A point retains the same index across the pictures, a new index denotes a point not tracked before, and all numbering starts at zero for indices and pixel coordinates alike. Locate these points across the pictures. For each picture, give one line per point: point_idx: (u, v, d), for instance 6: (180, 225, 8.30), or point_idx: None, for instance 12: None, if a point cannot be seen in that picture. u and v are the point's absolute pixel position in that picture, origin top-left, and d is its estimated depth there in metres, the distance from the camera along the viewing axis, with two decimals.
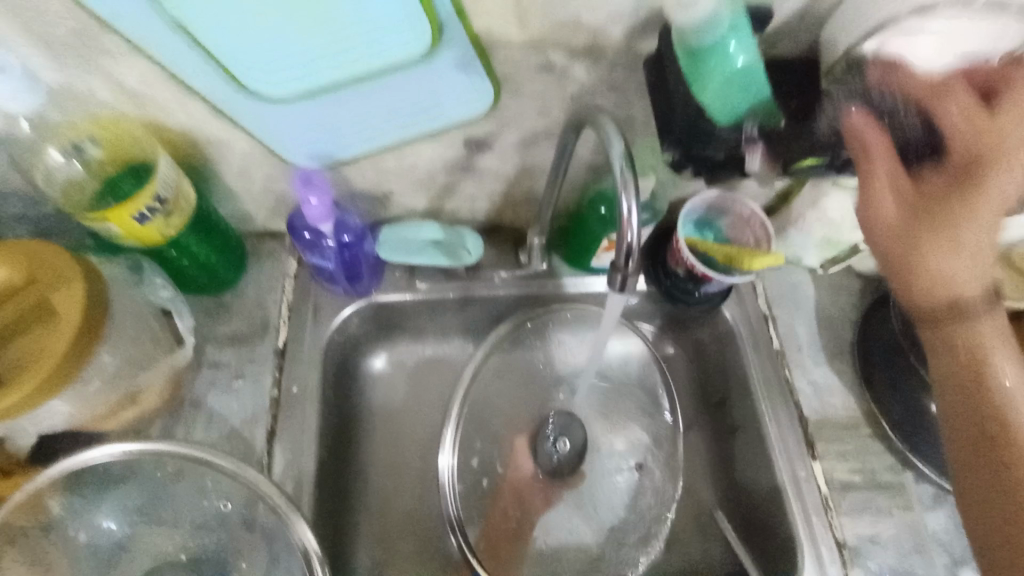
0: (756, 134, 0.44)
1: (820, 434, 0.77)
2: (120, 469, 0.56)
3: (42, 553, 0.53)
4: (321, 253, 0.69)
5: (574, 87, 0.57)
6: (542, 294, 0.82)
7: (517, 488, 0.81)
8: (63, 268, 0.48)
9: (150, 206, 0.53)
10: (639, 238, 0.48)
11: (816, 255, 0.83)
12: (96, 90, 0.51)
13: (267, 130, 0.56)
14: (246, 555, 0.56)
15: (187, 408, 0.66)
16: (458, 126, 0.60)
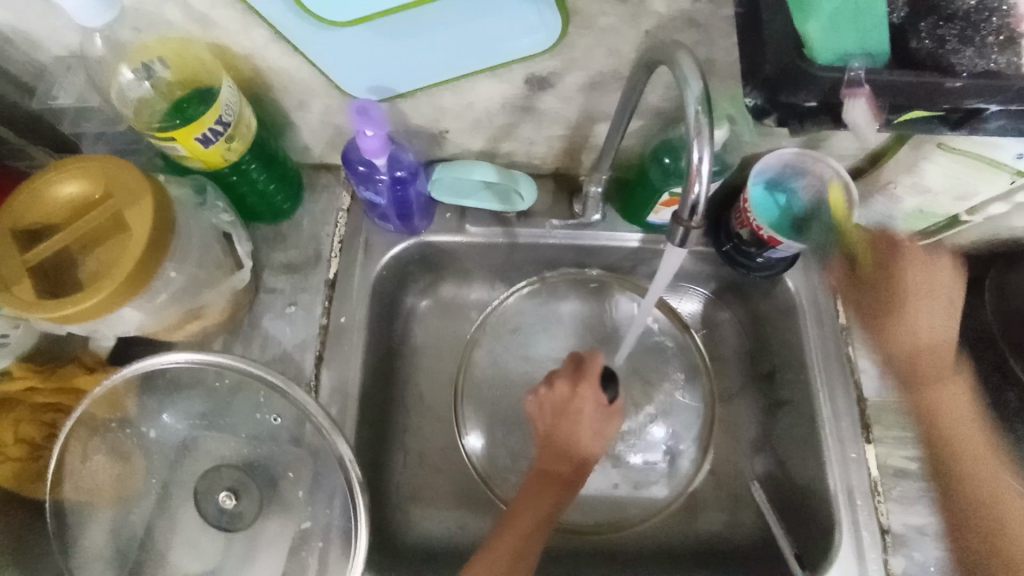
0: (862, 77, 0.38)
1: (879, 417, 0.72)
2: (186, 377, 0.60)
3: (121, 443, 0.60)
4: (374, 188, 0.69)
5: (650, 21, 0.51)
6: (593, 246, 0.79)
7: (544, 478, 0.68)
8: (133, 186, 0.50)
9: (213, 128, 0.54)
10: (707, 190, 0.44)
11: (901, 226, 0.76)
12: (163, 11, 0.51)
13: (327, 59, 0.55)
14: (293, 466, 0.60)
15: (245, 329, 0.71)
16: (520, 62, 0.57)
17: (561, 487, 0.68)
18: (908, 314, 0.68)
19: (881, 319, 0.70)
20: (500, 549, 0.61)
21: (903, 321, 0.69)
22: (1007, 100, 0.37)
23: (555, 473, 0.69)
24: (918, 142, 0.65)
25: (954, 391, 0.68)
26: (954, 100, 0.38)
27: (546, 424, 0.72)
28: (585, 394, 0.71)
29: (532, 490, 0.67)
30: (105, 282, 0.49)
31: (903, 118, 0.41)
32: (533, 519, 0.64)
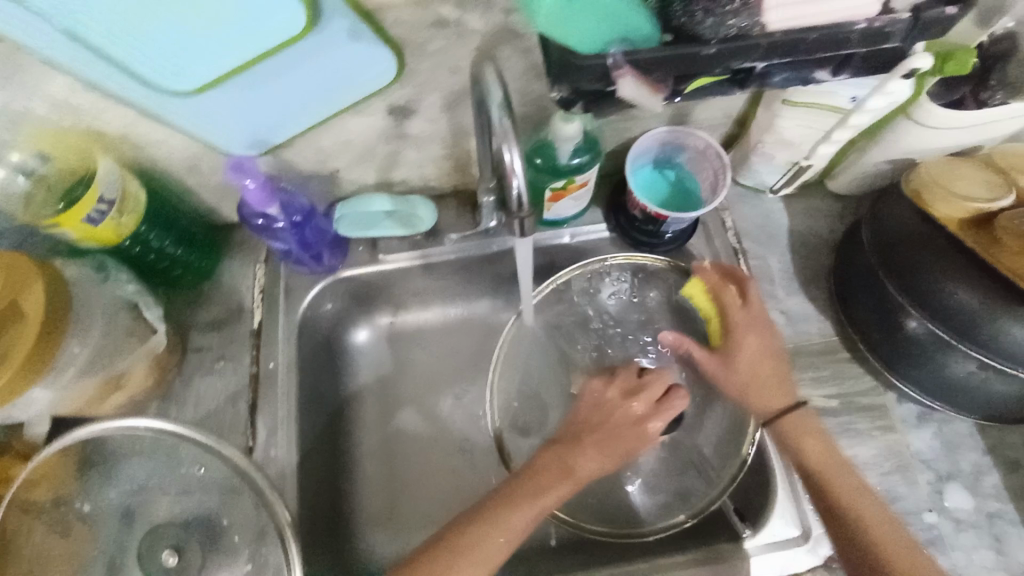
0: (621, 58, 0.42)
1: (795, 362, 0.76)
2: (116, 445, 0.63)
3: (59, 520, 0.62)
4: (277, 237, 0.72)
5: (475, 38, 0.56)
6: (504, 250, 0.82)
7: (558, 457, 0.68)
8: (24, 272, 0.55)
9: (97, 208, 0.58)
10: (524, 183, 0.50)
11: (781, 180, 0.80)
12: (32, 108, 0.55)
13: (194, 122, 0.59)
14: (228, 513, 0.62)
15: (177, 390, 0.73)
16: (375, 95, 0.61)
17: (568, 485, 0.66)
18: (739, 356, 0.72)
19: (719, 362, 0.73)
20: (486, 539, 0.61)
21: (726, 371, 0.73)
22: (763, 56, 0.42)
23: (566, 468, 0.67)
24: (769, 100, 0.69)
25: (756, 353, 0.71)
26: (719, 63, 0.43)
27: (590, 423, 0.71)
28: (648, 429, 0.70)
29: (539, 476, 0.66)
30: (8, 364, 0.52)
31: (693, 86, 0.46)
32: (528, 511, 0.62)
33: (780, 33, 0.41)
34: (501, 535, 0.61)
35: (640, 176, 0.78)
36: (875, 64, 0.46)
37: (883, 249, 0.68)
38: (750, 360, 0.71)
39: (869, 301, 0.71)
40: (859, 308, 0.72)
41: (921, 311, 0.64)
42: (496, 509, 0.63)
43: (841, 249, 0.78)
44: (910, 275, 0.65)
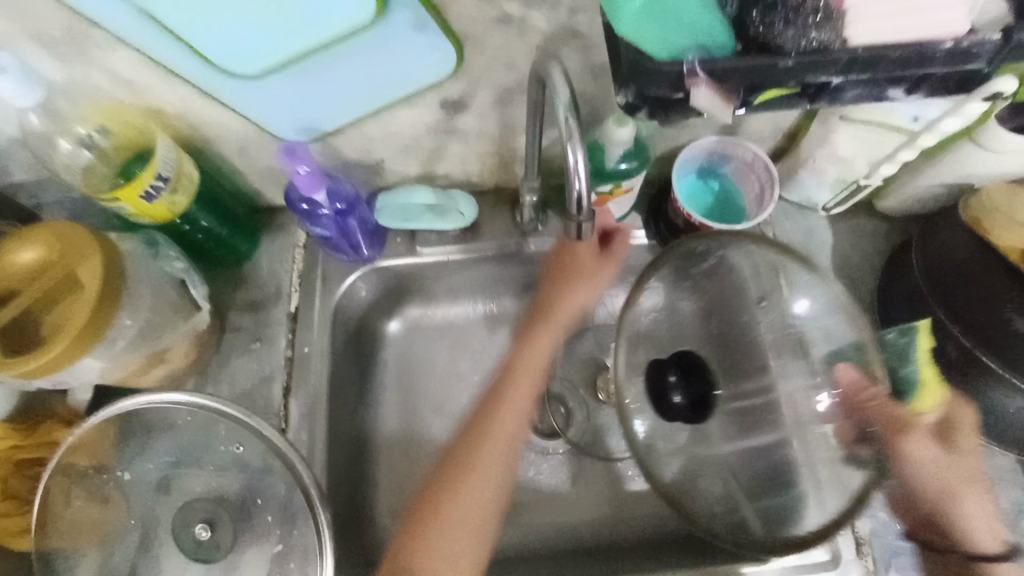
0: (697, 67, 0.41)
1: None
2: (155, 418, 0.64)
3: (98, 487, 0.63)
4: (319, 223, 0.73)
5: (536, 36, 0.56)
6: (541, 252, 0.82)
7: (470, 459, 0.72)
8: (84, 244, 0.55)
9: (154, 183, 0.60)
10: (587, 187, 0.50)
11: (827, 196, 0.78)
12: (97, 82, 0.57)
13: (252, 106, 0.60)
14: (261, 492, 0.63)
15: (214, 368, 0.74)
16: (430, 88, 0.61)
17: (475, 476, 0.71)
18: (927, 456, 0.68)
19: (947, 464, 0.68)
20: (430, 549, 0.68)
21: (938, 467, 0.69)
22: (841, 70, 0.41)
23: (473, 465, 0.71)
24: (824, 116, 0.68)
25: (954, 474, 0.68)
26: (795, 75, 0.42)
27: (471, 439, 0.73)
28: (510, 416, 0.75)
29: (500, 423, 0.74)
30: (63, 333, 0.53)
31: (763, 98, 0.45)
32: (456, 510, 0.70)
33: (862, 50, 0.40)
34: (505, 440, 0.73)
35: (684, 185, 0.78)
36: (956, 84, 0.45)
37: (935, 271, 0.68)
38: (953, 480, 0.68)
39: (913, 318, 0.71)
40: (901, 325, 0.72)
41: (999, 360, 0.63)
42: (465, 479, 0.71)
43: (887, 271, 0.77)
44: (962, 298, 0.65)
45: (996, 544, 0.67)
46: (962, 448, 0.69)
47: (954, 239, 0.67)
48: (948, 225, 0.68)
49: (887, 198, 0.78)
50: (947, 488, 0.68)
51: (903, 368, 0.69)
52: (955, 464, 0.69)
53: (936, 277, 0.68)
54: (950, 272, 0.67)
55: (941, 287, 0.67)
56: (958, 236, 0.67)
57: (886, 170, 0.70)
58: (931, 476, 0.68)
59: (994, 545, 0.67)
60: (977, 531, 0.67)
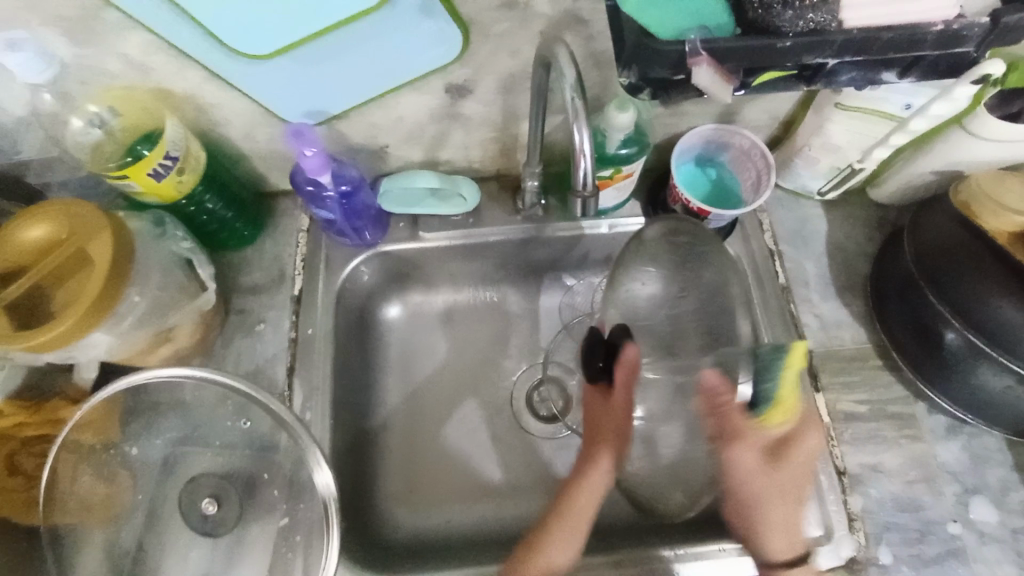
0: (699, 46, 0.42)
1: (825, 366, 0.76)
2: (161, 396, 0.65)
3: (106, 463, 0.64)
4: (324, 206, 0.74)
5: (540, 22, 0.58)
6: (541, 238, 0.83)
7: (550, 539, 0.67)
8: (94, 221, 0.56)
9: (163, 163, 0.60)
10: (592, 166, 0.52)
11: (822, 184, 0.80)
12: (106, 63, 0.57)
13: (261, 91, 0.61)
14: (267, 468, 0.64)
15: (218, 349, 0.75)
16: (435, 73, 0.63)
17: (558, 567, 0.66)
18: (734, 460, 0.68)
19: (772, 469, 0.67)
20: None
21: (769, 476, 0.67)
22: (837, 53, 0.43)
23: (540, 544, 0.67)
24: (820, 105, 0.69)
25: (786, 492, 0.67)
26: (793, 57, 0.43)
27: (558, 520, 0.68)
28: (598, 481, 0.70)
29: (575, 506, 0.69)
30: (73, 310, 0.54)
31: (761, 80, 0.46)
32: None
33: (856, 32, 0.42)
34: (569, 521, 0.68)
35: (683, 173, 0.79)
36: (946, 69, 0.46)
37: (926, 260, 0.69)
38: (780, 494, 0.67)
39: (905, 311, 0.71)
40: (894, 318, 0.73)
41: (992, 345, 0.63)
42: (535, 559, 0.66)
43: (877, 260, 0.78)
44: (955, 289, 0.65)
45: (789, 551, 0.66)
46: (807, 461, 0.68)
47: (945, 231, 0.68)
48: (940, 217, 0.69)
49: (880, 187, 0.80)
50: (745, 497, 0.68)
51: (764, 383, 0.67)
52: (795, 475, 0.67)
53: (926, 266, 0.69)
54: (941, 261, 0.67)
55: (931, 275, 0.68)
56: (951, 229, 0.68)
57: (880, 155, 0.72)
58: (744, 479, 0.68)
59: (791, 547, 0.67)
60: (778, 544, 0.67)
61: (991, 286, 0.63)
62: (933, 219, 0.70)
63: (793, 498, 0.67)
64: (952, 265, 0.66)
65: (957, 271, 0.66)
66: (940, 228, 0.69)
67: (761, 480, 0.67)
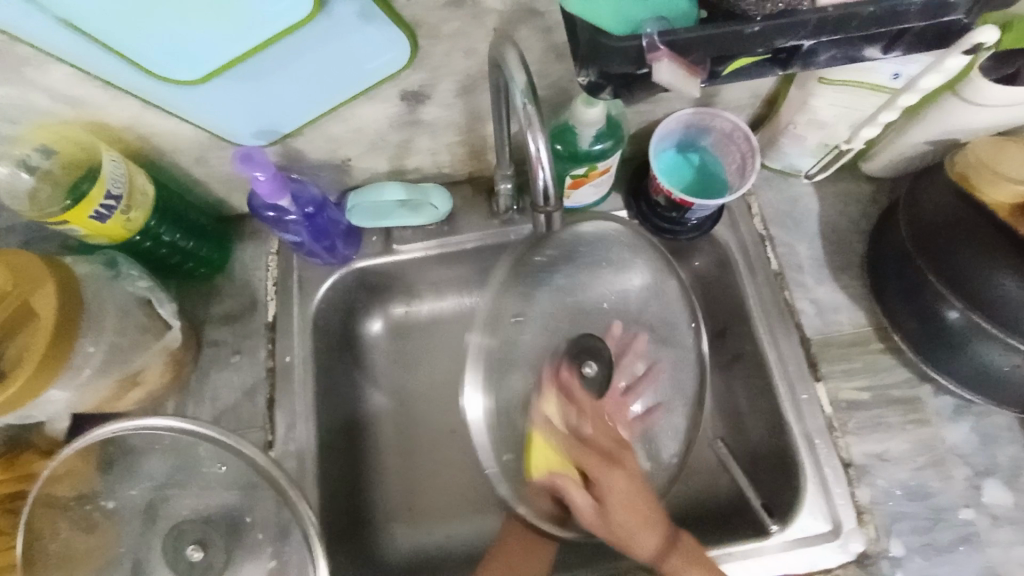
0: (657, 39, 0.38)
1: (824, 354, 0.73)
2: (136, 443, 0.63)
3: (84, 517, 0.62)
4: (289, 229, 0.70)
5: (493, 19, 0.53)
6: (523, 240, 0.80)
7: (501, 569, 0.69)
8: (37, 273, 0.53)
9: (105, 203, 0.57)
10: (549, 176, 0.48)
11: (811, 162, 0.76)
12: (36, 100, 0.54)
13: (200, 113, 0.57)
14: (250, 510, 0.62)
15: (194, 385, 0.72)
16: (387, 81, 0.58)
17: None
18: (604, 491, 0.63)
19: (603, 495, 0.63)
20: None
21: (614, 490, 0.63)
22: (813, 32, 0.39)
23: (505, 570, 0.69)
24: (802, 80, 0.65)
25: (625, 501, 0.62)
26: (764, 41, 0.39)
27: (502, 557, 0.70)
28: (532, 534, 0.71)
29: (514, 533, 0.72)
30: (21, 369, 0.51)
31: (732, 67, 0.42)
32: None
33: (833, 9, 0.38)
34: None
35: (663, 162, 0.75)
36: (932, 40, 0.42)
37: (923, 238, 0.65)
38: (620, 512, 0.62)
39: (903, 291, 0.68)
40: (891, 295, 0.70)
41: (995, 323, 0.60)
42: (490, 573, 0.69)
43: (874, 236, 0.74)
44: (953, 267, 0.62)
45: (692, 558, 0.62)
46: (612, 490, 0.63)
47: (940, 204, 0.64)
48: (933, 187, 0.66)
49: (871, 160, 0.76)
50: (630, 507, 0.62)
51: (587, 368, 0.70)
52: (616, 512, 0.62)
53: (919, 241, 0.66)
54: (933, 238, 0.64)
55: (925, 250, 0.65)
56: (946, 201, 0.64)
57: (870, 133, 0.67)
58: (619, 507, 0.62)
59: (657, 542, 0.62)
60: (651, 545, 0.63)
61: (988, 261, 0.60)
62: (926, 191, 0.67)
63: (637, 506, 0.63)
64: (946, 242, 0.63)
65: (951, 247, 0.62)
66: (930, 205, 0.65)
67: (619, 509, 0.62)
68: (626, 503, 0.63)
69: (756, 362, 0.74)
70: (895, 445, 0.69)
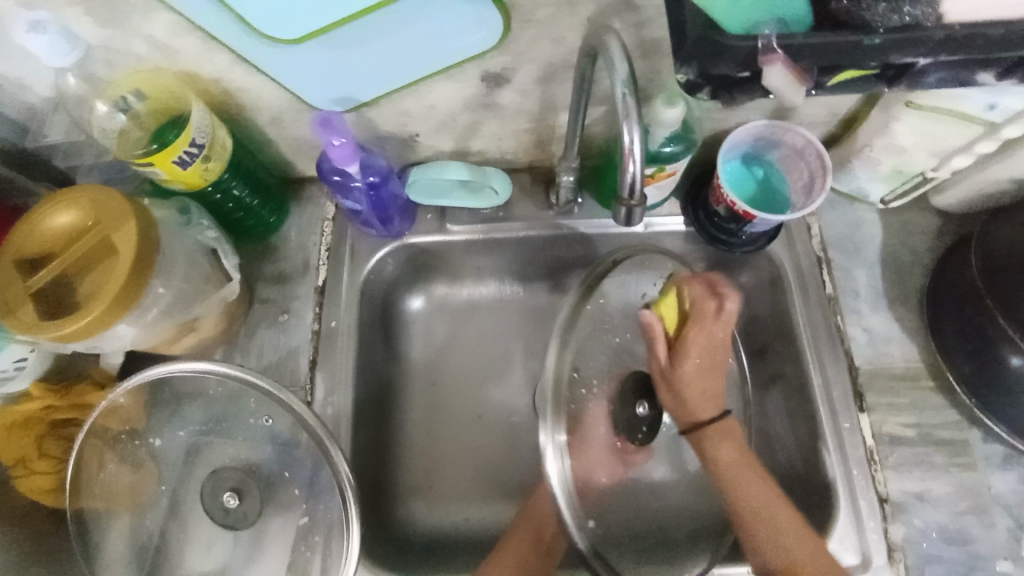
0: (773, 42, 0.38)
1: (872, 385, 0.71)
2: (186, 388, 0.64)
3: (130, 451, 0.64)
4: (351, 196, 0.71)
5: (588, 8, 0.53)
6: (575, 234, 0.80)
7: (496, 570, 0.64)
8: (119, 211, 0.55)
9: (189, 151, 0.59)
10: (641, 169, 0.47)
11: (881, 188, 0.74)
12: (133, 47, 0.56)
13: (288, 75, 0.58)
14: (289, 467, 0.63)
15: (242, 339, 0.74)
16: (472, 60, 0.59)
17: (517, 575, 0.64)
18: (692, 355, 0.65)
19: (712, 353, 0.66)
20: None
21: (693, 362, 0.65)
22: (931, 50, 0.38)
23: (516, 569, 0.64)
24: (887, 103, 0.63)
25: (706, 369, 0.65)
26: (879, 55, 0.38)
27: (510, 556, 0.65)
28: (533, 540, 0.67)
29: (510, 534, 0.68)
30: (97, 301, 0.53)
31: (835, 80, 0.42)
32: None
33: (957, 28, 0.37)
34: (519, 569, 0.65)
35: (729, 171, 0.74)
36: None
37: (996, 276, 0.63)
38: (698, 370, 0.65)
39: (964, 330, 0.66)
40: (950, 333, 0.68)
41: None
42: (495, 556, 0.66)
43: (938, 269, 0.72)
44: None
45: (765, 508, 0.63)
46: (690, 355, 0.65)
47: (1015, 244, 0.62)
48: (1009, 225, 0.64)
49: (945, 193, 0.74)
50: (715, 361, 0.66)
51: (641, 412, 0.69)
52: (702, 375, 0.66)
53: (987, 279, 0.64)
54: (1004, 277, 0.62)
55: (993, 289, 0.63)
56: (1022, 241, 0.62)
57: (959, 163, 0.67)
58: (696, 383, 0.65)
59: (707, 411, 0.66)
60: (703, 402, 0.66)
61: None
62: (1001, 231, 0.64)
63: (715, 366, 0.66)
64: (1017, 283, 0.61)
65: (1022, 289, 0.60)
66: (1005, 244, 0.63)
67: (706, 373, 0.66)
68: (713, 374, 0.66)
69: (800, 384, 0.73)
70: (935, 486, 0.67)
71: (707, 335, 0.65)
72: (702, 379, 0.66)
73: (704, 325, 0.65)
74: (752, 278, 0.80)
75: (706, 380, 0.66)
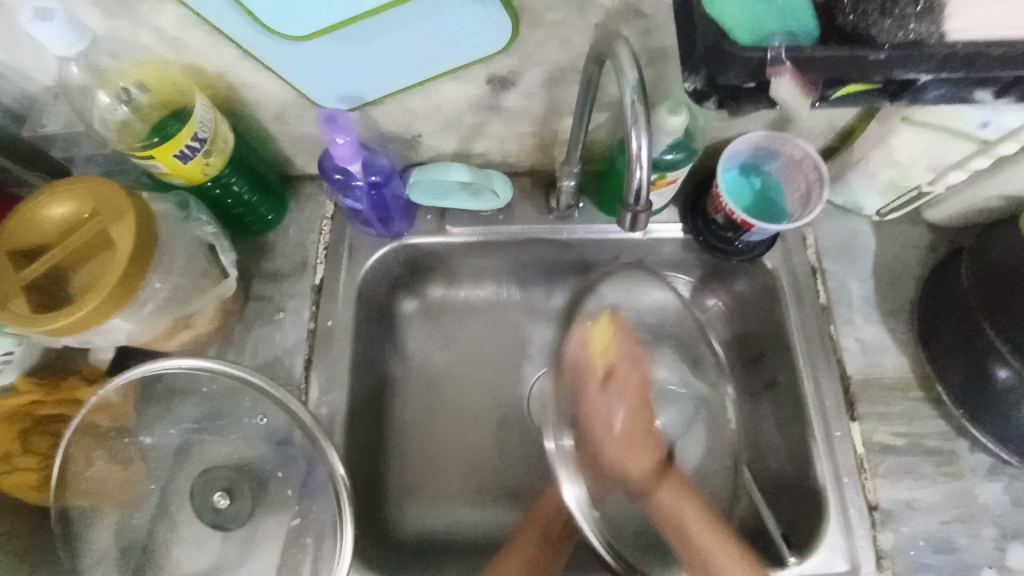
0: (782, 54, 0.39)
1: (864, 394, 0.72)
2: (180, 384, 0.63)
3: (120, 448, 0.63)
4: (352, 194, 0.71)
5: (597, 14, 0.54)
6: (575, 239, 0.80)
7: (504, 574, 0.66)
8: (117, 203, 0.54)
9: (190, 144, 0.58)
10: (648, 174, 0.48)
11: (876, 201, 0.76)
12: (139, 36, 0.56)
13: (294, 71, 0.58)
14: (282, 466, 0.63)
15: (237, 336, 0.73)
16: (479, 63, 0.59)
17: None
18: (630, 395, 0.67)
19: (642, 404, 0.68)
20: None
21: (629, 409, 0.67)
22: (934, 66, 0.39)
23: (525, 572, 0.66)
24: (884, 117, 0.65)
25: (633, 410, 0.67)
26: (883, 69, 0.39)
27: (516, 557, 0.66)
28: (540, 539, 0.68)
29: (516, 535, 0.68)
30: (93, 293, 0.52)
31: (840, 93, 0.43)
32: None
33: (960, 45, 0.38)
34: (524, 569, 0.66)
35: (728, 180, 0.75)
36: None
37: (988, 289, 0.64)
38: (626, 420, 0.67)
39: (955, 341, 0.67)
40: (940, 344, 0.69)
41: None
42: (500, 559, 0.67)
43: (931, 281, 0.74)
44: (1014, 323, 0.61)
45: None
46: (627, 406, 0.67)
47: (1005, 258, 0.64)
48: (1000, 239, 0.65)
49: (937, 207, 0.76)
50: (633, 411, 0.67)
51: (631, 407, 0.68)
52: (632, 432, 0.66)
53: (978, 292, 0.65)
54: (995, 290, 0.63)
55: (984, 302, 0.64)
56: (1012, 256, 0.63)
57: (954, 177, 0.68)
58: (626, 431, 0.66)
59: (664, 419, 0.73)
60: (636, 452, 0.66)
61: None
62: (991, 245, 0.66)
63: (642, 408, 0.68)
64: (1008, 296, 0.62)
65: (1013, 302, 0.61)
66: (995, 258, 0.64)
67: (637, 426, 0.67)
68: (636, 423, 0.67)
69: (793, 392, 0.74)
70: (924, 494, 0.68)
71: (632, 378, 0.68)
72: (637, 442, 0.67)
73: (632, 375, 0.68)
74: (748, 285, 0.81)
75: (639, 446, 0.66)
